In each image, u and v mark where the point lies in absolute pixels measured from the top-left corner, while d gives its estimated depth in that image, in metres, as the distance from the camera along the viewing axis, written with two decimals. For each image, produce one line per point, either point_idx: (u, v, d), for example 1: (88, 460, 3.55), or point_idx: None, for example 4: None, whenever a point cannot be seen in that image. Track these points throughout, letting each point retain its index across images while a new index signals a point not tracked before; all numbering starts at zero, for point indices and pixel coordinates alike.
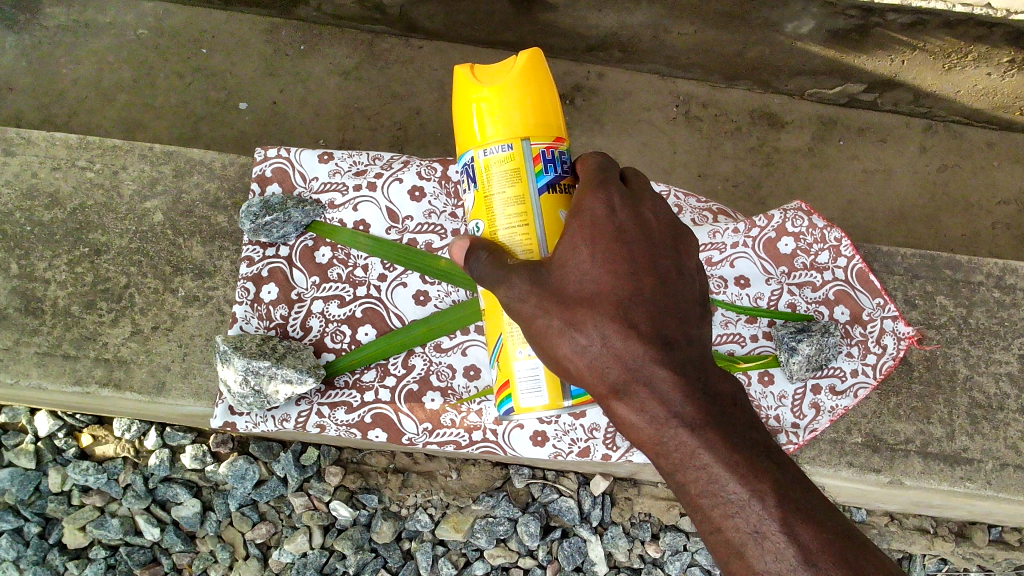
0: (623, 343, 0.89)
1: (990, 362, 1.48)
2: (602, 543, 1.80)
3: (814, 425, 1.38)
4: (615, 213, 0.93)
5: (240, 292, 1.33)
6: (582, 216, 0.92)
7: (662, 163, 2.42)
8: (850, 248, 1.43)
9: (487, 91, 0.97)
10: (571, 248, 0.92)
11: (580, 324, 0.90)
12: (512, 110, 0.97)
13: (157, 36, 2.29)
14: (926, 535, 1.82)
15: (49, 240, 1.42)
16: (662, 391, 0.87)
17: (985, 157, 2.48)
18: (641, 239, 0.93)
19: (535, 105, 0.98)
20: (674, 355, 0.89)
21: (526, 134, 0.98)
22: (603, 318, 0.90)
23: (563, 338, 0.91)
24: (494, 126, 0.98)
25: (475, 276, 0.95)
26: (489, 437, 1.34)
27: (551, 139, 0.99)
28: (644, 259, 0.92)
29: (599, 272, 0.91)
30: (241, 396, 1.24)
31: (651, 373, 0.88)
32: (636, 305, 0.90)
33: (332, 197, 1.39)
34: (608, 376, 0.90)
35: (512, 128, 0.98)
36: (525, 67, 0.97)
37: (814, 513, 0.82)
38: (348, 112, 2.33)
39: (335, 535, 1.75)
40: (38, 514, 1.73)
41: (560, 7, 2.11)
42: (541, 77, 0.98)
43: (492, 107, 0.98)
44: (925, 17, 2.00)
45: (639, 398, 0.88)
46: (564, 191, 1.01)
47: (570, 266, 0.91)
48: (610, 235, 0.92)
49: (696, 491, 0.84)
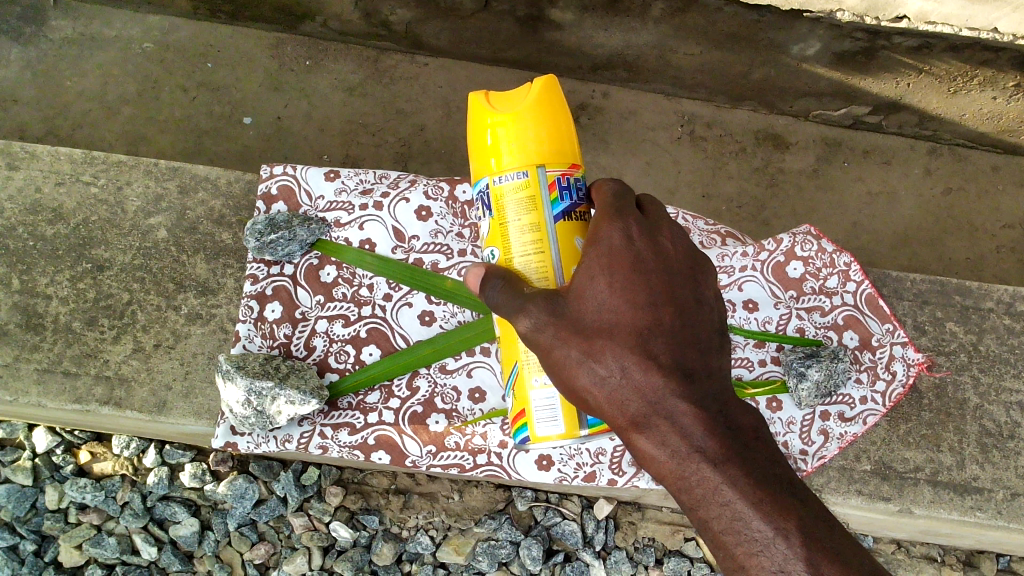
0: (643, 375, 0.88)
1: (1001, 390, 1.46)
2: (605, 568, 1.77)
3: (823, 452, 1.37)
4: (633, 242, 0.92)
5: (244, 311, 1.32)
6: (599, 245, 0.91)
7: (666, 183, 2.41)
8: (859, 273, 1.42)
9: (503, 118, 0.97)
10: (588, 277, 0.90)
11: (598, 355, 0.88)
12: (529, 139, 0.97)
13: (162, 50, 2.29)
14: (933, 563, 1.80)
15: (52, 255, 1.41)
16: (683, 425, 0.86)
17: (990, 181, 2.48)
18: (659, 268, 0.91)
19: (551, 133, 0.98)
20: (694, 388, 0.88)
21: (541, 161, 0.97)
22: (622, 349, 0.88)
23: (581, 369, 0.89)
24: (509, 153, 0.98)
25: (491, 305, 0.93)
26: (494, 461, 1.32)
27: (567, 167, 0.99)
28: (663, 290, 0.91)
29: (618, 303, 0.89)
30: (243, 417, 1.23)
31: (672, 407, 0.87)
32: (655, 336, 0.89)
33: (337, 215, 1.38)
34: (627, 409, 0.88)
35: (528, 156, 0.97)
36: (541, 95, 0.97)
37: (842, 552, 0.81)
38: (352, 129, 2.32)
39: (335, 556, 1.73)
40: (35, 531, 1.71)
41: (566, 27, 2.11)
42: (556, 105, 0.98)
43: (509, 135, 0.97)
44: (932, 41, 2.01)
45: (660, 431, 0.87)
46: (579, 219, 1.00)
47: (587, 297, 0.90)
48: (628, 264, 0.90)
49: (719, 529, 0.83)
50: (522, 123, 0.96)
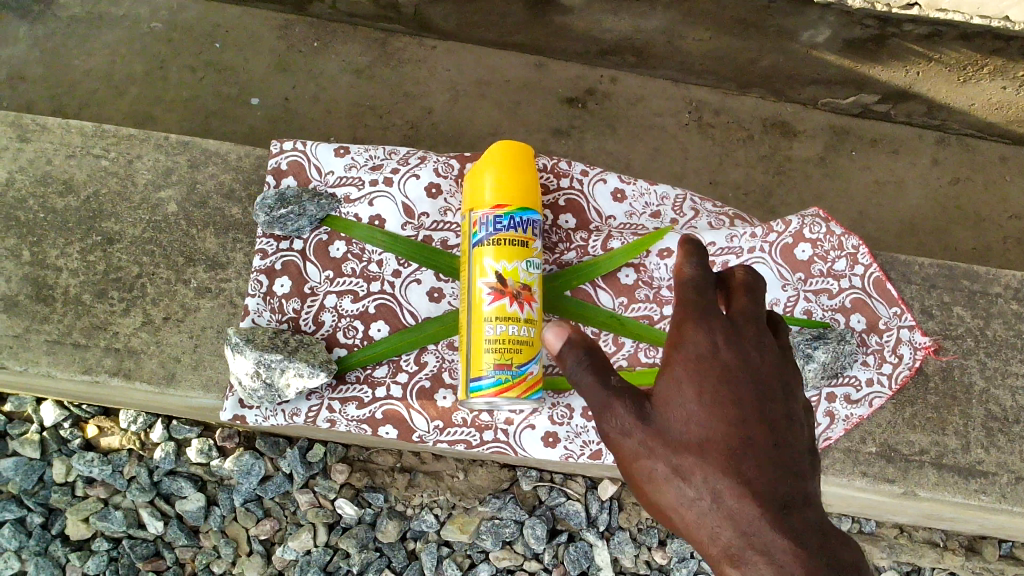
0: (735, 500, 0.84)
1: (1007, 374, 1.47)
2: (608, 548, 1.78)
3: (828, 433, 1.37)
4: (720, 350, 0.90)
5: (253, 285, 1.33)
6: (686, 352, 0.90)
7: (674, 167, 2.39)
8: (867, 256, 1.42)
9: (475, 165, 1.26)
10: (676, 388, 0.89)
11: (686, 473, 0.87)
12: (486, 180, 1.23)
13: (171, 29, 2.29)
14: (935, 548, 1.81)
15: (62, 227, 1.41)
16: (780, 559, 0.81)
17: (998, 171, 2.47)
18: (748, 379, 0.89)
19: (505, 177, 1.22)
20: (791, 521, 0.84)
21: (473, 206, 1.25)
22: (712, 470, 0.86)
23: (668, 486, 0.88)
24: (466, 200, 1.28)
25: (573, 377, 0.91)
26: (500, 437, 1.33)
27: (499, 204, 1.22)
28: (752, 390, 0.89)
29: (705, 415, 0.88)
30: (252, 389, 1.24)
31: (770, 541, 0.82)
32: (747, 456, 0.86)
33: (348, 190, 1.38)
34: (718, 538, 0.84)
35: (481, 195, 1.24)
36: (501, 148, 1.23)
37: None
38: (360, 110, 2.31)
39: (340, 532, 1.73)
40: (42, 505, 1.71)
41: (576, 10, 2.13)
42: (513, 157, 1.22)
43: (474, 177, 1.26)
44: (942, 29, 2.05)
45: (757, 566, 0.82)
46: (497, 244, 1.22)
47: (673, 408, 0.88)
48: (717, 376, 0.89)
49: None
50: (469, 178, 1.27)
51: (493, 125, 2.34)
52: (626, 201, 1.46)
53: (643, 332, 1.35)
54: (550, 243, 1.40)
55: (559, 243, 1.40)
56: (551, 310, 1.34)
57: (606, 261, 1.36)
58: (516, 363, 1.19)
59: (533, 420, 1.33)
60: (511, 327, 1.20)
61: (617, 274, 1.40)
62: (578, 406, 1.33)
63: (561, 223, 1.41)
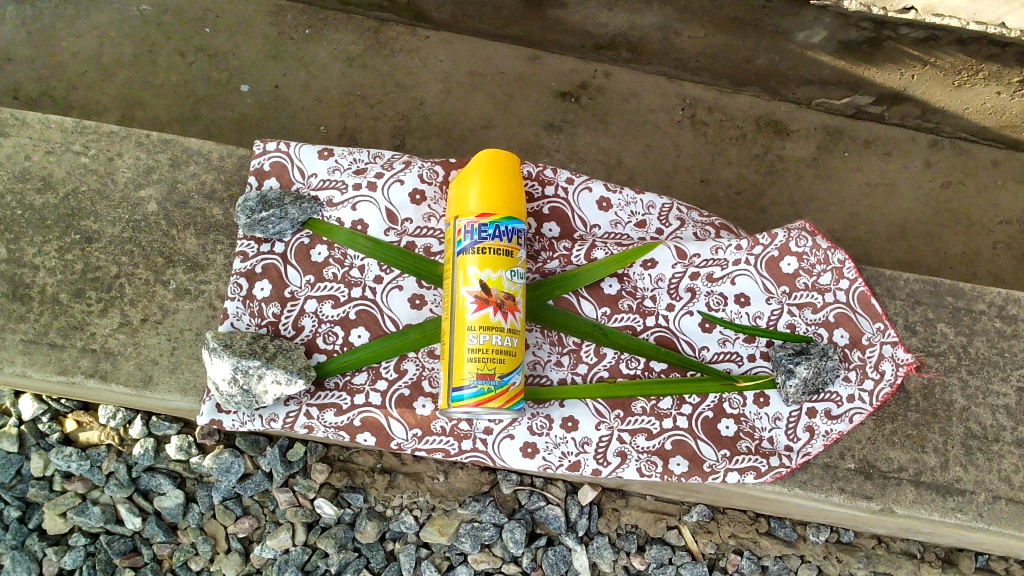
0: None
1: (988, 393, 1.47)
2: (587, 553, 1.78)
3: (807, 449, 1.37)
4: None
5: (232, 288, 1.32)
6: None
7: (664, 166, 2.36)
8: (853, 271, 1.40)
9: (461, 171, 1.25)
10: None
11: None
12: (471, 188, 1.22)
13: (160, 13, 2.26)
14: (913, 560, 1.82)
15: (40, 224, 1.39)
16: None
17: (990, 176, 2.46)
18: None
19: (490, 185, 1.21)
20: None
21: (457, 214, 1.24)
22: None
23: None
24: (450, 207, 1.27)
25: None
26: (479, 447, 1.32)
27: (484, 212, 1.21)
28: None
29: None
30: (229, 395, 1.23)
31: None
32: None
33: (330, 194, 1.37)
34: None
35: (466, 202, 1.22)
36: (487, 156, 1.22)
37: None
38: (350, 101, 2.28)
39: (318, 532, 1.73)
40: (20, 498, 1.70)
41: (571, 4, 2.12)
42: (499, 166, 1.21)
43: (460, 185, 1.24)
44: (938, 33, 2.04)
45: None
46: (481, 253, 1.21)
47: None
48: None
49: None
50: (456, 184, 1.26)
51: (485, 118, 2.31)
52: (611, 210, 1.44)
53: (625, 343, 1.34)
54: (534, 251, 1.40)
55: (542, 252, 1.39)
56: (533, 318, 1.33)
57: (587, 272, 1.35)
58: (499, 373, 1.19)
59: (512, 430, 1.33)
60: (495, 337, 1.19)
61: (600, 285, 1.39)
62: (557, 417, 1.33)
63: (544, 232, 1.41)
